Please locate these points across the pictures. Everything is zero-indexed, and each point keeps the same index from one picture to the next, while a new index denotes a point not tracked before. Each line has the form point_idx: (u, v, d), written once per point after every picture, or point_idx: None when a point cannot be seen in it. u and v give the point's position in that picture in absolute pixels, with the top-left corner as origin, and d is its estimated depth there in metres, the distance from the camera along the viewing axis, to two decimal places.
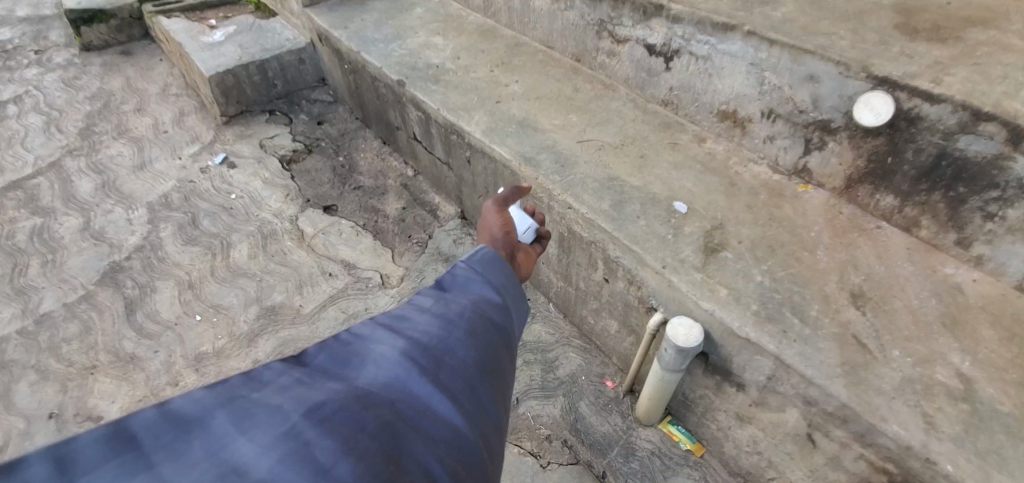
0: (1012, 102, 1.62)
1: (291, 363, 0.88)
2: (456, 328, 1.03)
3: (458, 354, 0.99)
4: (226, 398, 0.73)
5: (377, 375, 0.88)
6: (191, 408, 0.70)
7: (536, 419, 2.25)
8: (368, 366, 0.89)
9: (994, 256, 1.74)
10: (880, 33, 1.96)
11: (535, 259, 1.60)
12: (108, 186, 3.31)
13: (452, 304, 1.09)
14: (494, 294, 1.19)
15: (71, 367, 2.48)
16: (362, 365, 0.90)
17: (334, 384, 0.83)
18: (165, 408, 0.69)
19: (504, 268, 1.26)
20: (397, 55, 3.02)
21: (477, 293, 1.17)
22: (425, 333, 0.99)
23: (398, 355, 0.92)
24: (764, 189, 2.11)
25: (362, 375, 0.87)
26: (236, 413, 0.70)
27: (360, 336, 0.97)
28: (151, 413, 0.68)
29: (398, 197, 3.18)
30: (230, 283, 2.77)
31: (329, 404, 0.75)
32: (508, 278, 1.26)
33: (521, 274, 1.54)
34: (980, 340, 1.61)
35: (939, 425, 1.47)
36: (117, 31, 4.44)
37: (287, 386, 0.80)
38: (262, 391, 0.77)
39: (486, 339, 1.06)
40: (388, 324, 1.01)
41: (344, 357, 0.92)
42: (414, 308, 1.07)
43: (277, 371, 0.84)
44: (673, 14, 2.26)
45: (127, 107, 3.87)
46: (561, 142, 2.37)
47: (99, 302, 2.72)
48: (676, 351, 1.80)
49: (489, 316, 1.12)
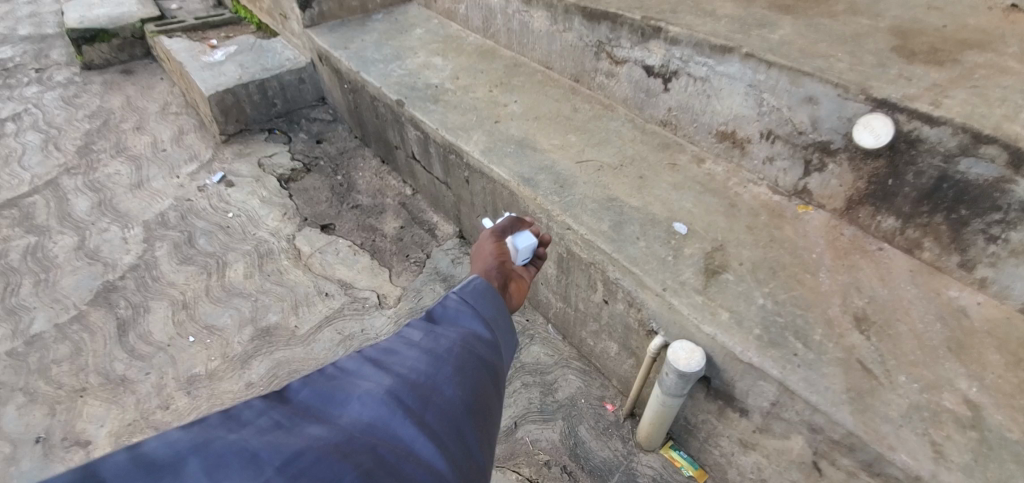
0: (1012, 125, 1.62)
1: (273, 400, 0.87)
2: (444, 364, 1.02)
3: (445, 393, 0.97)
4: (201, 441, 0.71)
5: (361, 414, 0.87)
6: (164, 452, 0.68)
7: (535, 444, 2.20)
8: (351, 404, 0.88)
9: (998, 278, 1.72)
10: (878, 56, 1.97)
11: (528, 290, 1.57)
12: (104, 204, 3.29)
13: (442, 339, 1.08)
14: (483, 329, 1.18)
15: (60, 389, 2.43)
16: (346, 402, 0.89)
17: (315, 427, 0.81)
18: (137, 452, 0.67)
19: (495, 300, 1.28)
20: (396, 75, 3.03)
21: (467, 327, 1.16)
22: (412, 370, 0.99)
23: (383, 394, 0.91)
24: (764, 210, 2.10)
25: (345, 415, 0.86)
26: (210, 461, 0.68)
27: (346, 372, 0.96)
28: (123, 457, 0.66)
29: (396, 216, 3.17)
30: (225, 303, 2.73)
31: (307, 452, 0.73)
32: (498, 311, 1.26)
33: (511, 304, 1.51)
34: (986, 365, 1.58)
35: (948, 454, 1.42)
36: (118, 50, 4.48)
37: (266, 429, 0.78)
38: (239, 433, 0.75)
39: (474, 377, 1.05)
40: (375, 359, 1.00)
41: (329, 393, 0.91)
42: (402, 341, 1.06)
43: (257, 410, 0.83)
44: (671, 36, 2.27)
45: (126, 125, 3.88)
46: (560, 162, 2.36)
47: (91, 323, 2.68)
48: (677, 375, 1.76)
49: (478, 352, 1.10)
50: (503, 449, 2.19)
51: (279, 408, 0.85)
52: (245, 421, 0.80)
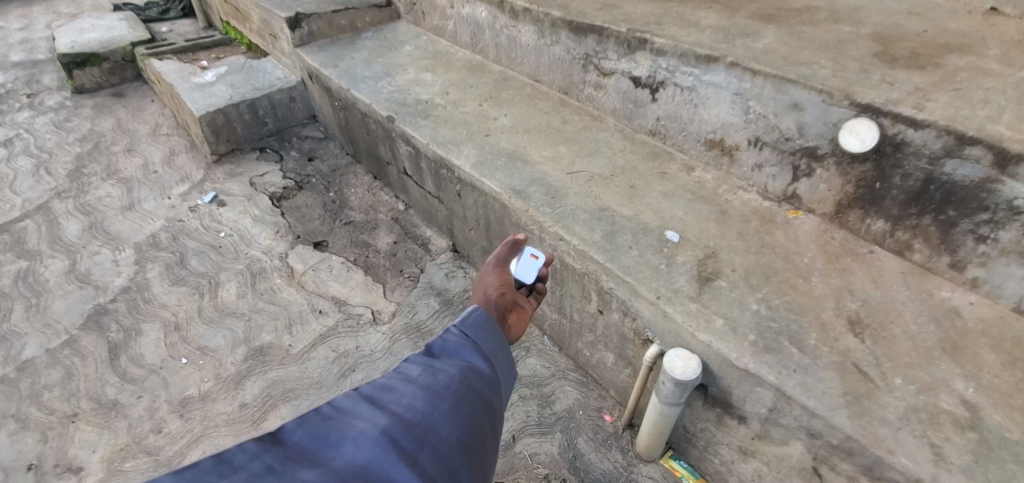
0: (994, 126, 1.64)
1: (265, 443, 0.87)
2: (441, 401, 1.02)
3: (441, 432, 0.97)
4: None
5: (355, 456, 0.86)
6: None
7: (533, 458, 2.18)
8: (345, 445, 0.87)
9: (989, 278, 1.73)
10: (860, 62, 2.00)
11: (529, 321, 1.57)
12: (95, 227, 3.27)
13: (440, 375, 1.08)
14: (482, 364, 1.19)
15: (51, 416, 2.39)
16: (340, 443, 0.88)
17: (308, 471, 0.81)
18: None
19: (495, 334, 1.28)
20: (386, 92, 3.05)
21: (466, 360, 1.18)
22: (409, 408, 0.98)
23: (379, 435, 0.90)
24: (755, 216, 2.11)
25: (338, 457, 0.86)
26: None
27: (342, 410, 0.96)
28: None
29: (389, 232, 3.16)
30: (218, 323, 2.71)
31: None
32: (497, 344, 1.28)
33: (512, 336, 1.50)
34: (982, 365, 1.58)
35: (948, 456, 1.42)
36: (109, 73, 4.49)
37: (257, 475, 0.79)
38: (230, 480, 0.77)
39: (471, 416, 1.04)
40: (372, 397, 0.99)
41: (323, 434, 0.90)
42: (400, 377, 1.06)
43: (250, 454, 0.83)
44: (656, 47, 2.30)
45: (117, 148, 3.87)
46: (550, 174, 2.37)
47: (82, 347, 2.65)
48: (674, 384, 1.75)
49: (476, 387, 1.10)
50: (501, 464, 2.17)
51: (271, 452, 0.85)
52: (237, 466, 0.81)
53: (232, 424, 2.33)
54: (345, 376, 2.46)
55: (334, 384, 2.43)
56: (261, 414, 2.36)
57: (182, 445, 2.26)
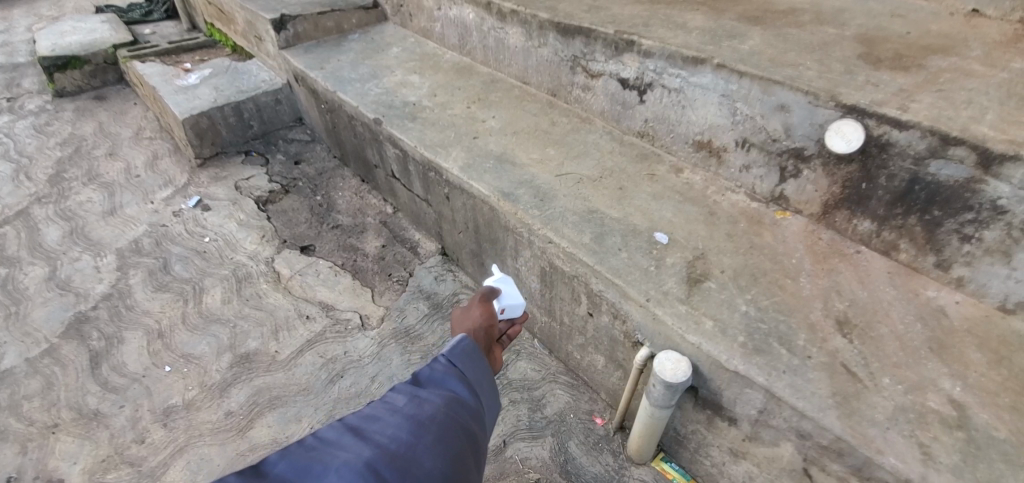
0: (978, 127, 1.66)
1: (248, 476, 0.86)
2: (426, 432, 1.01)
3: (425, 464, 0.95)
4: None
5: None
6: None
7: (524, 463, 2.16)
8: (328, 477, 0.86)
9: (974, 277, 1.74)
10: (846, 63, 2.02)
11: None
12: (76, 233, 3.20)
13: (425, 405, 1.07)
14: (468, 394, 1.18)
15: (32, 426, 2.34)
16: (322, 475, 0.87)
17: None
18: None
19: (481, 364, 1.28)
20: (374, 94, 3.02)
21: (452, 390, 1.17)
22: (393, 439, 0.97)
23: (360, 467, 0.88)
24: (743, 217, 2.11)
25: None
26: None
27: (326, 441, 0.95)
28: None
29: (377, 235, 3.12)
30: (202, 330, 2.66)
31: None
32: (483, 376, 1.27)
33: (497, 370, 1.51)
34: (968, 364, 1.59)
35: (936, 456, 1.42)
36: (91, 76, 4.41)
37: None
38: None
39: (456, 447, 1.02)
40: (356, 427, 0.98)
41: (306, 466, 0.89)
42: (385, 407, 1.05)
43: None
44: (644, 49, 2.30)
45: (98, 152, 3.80)
46: (539, 176, 2.36)
47: (63, 356, 2.59)
48: (664, 386, 1.74)
49: (461, 419, 1.09)
50: (492, 470, 2.15)
51: None
52: None
53: (217, 433, 2.28)
54: (333, 382, 2.43)
55: (321, 391, 2.40)
56: (247, 422, 2.32)
57: (165, 456, 2.22)
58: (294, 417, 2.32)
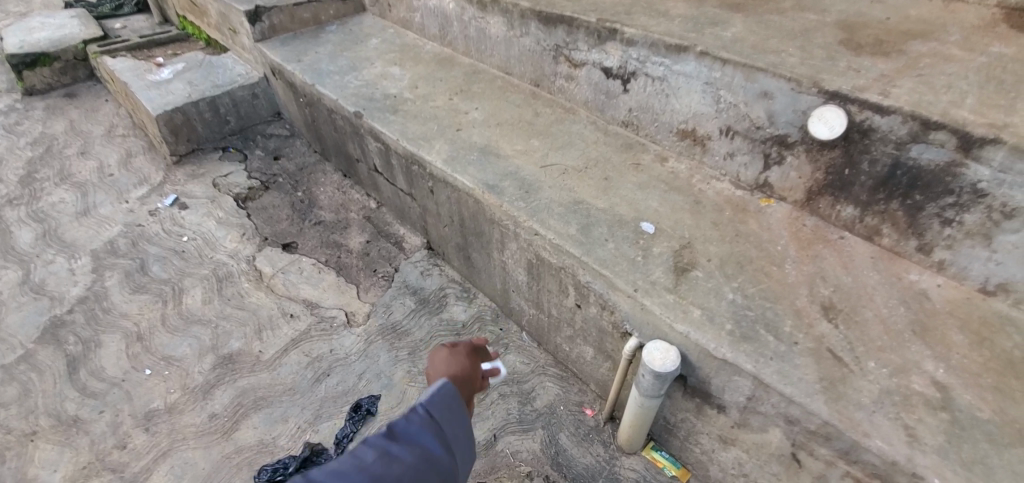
0: (958, 111, 1.68)
1: None
2: None
3: None
4: None
5: None
6: None
7: (515, 456, 2.15)
8: None
9: (955, 260, 1.77)
10: (827, 49, 2.02)
11: None
12: (49, 235, 3.10)
13: (391, 467, 1.10)
14: (440, 450, 1.21)
15: (8, 435, 2.26)
16: None
17: None
18: None
19: (460, 418, 1.30)
20: (353, 87, 2.96)
21: (424, 446, 1.19)
22: None
23: None
24: (728, 205, 2.11)
25: None
26: None
27: None
28: None
29: (361, 231, 3.07)
30: (183, 332, 2.60)
31: None
32: (461, 428, 1.30)
33: None
34: (951, 346, 1.62)
35: (922, 437, 1.45)
36: (60, 73, 4.26)
37: None
38: None
39: None
40: None
41: None
42: (350, 465, 1.08)
43: None
44: (626, 38, 2.28)
45: (70, 151, 3.68)
46: (523, 167, 2.33)
47: (38, 362, 2.51)
48: (653, 377, 1.74)
49: None
50: (482, 465, 2.13)
51: None
52: None
53: (201, 436, 2.24)
54: (319, 381, 2.40)
55: (307, 390, 2.37)
56: (231, 424, 2.27)
57: (148, 461, 2.17)
58: (280, 417, 2.28)
